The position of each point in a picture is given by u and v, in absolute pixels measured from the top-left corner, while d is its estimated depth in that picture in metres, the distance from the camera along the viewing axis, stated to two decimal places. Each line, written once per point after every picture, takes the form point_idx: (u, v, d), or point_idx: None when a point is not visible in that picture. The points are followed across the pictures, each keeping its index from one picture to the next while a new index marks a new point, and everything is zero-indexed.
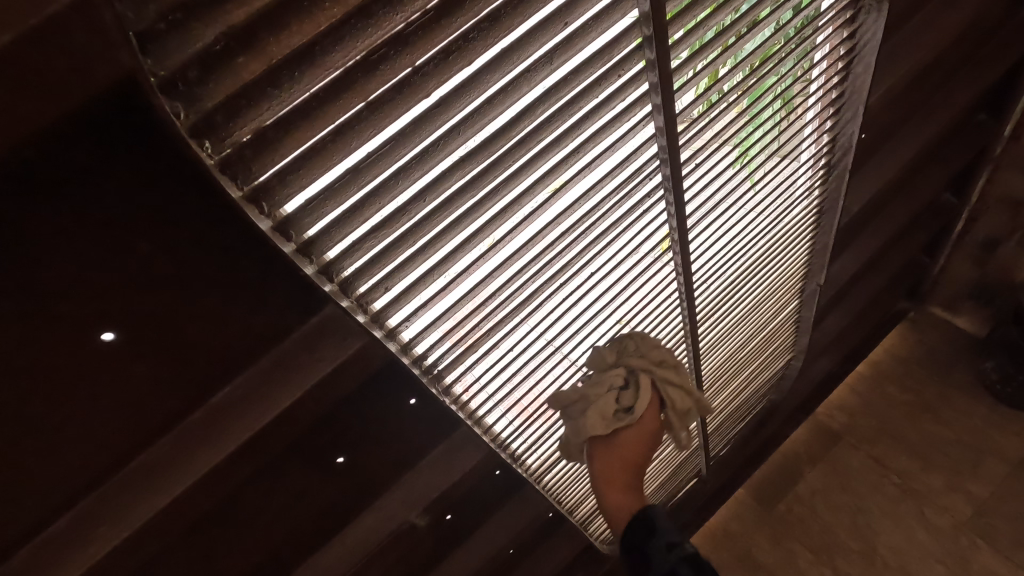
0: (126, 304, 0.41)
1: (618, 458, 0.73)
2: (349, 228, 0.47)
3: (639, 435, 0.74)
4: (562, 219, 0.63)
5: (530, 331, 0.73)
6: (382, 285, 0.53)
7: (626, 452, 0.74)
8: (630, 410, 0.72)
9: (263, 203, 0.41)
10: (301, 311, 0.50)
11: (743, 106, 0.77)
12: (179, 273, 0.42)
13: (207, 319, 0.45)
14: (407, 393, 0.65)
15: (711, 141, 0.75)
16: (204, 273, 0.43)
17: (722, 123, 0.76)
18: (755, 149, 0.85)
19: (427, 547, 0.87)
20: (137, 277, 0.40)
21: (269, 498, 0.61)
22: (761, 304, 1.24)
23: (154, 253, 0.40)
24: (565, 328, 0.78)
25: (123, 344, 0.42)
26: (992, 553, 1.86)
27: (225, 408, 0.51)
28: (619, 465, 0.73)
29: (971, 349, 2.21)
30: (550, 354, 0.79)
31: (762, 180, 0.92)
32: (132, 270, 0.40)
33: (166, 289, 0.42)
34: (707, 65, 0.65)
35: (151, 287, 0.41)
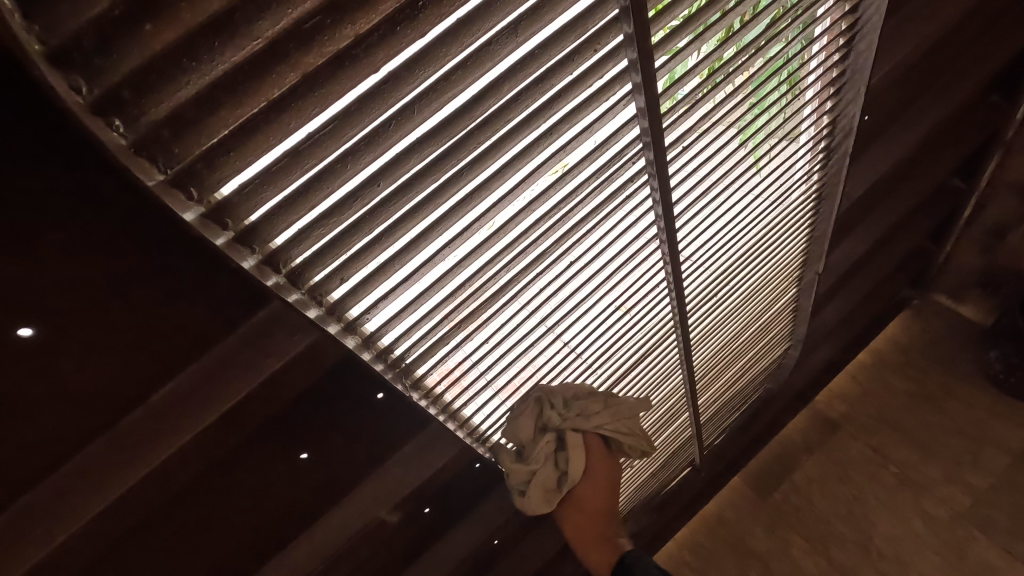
0: (37, 294, 0.38)
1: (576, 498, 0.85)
2: (294, 216, 0.44)
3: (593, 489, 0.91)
4: (537, 205, 0.59)
5: (521, 309, 0.70)
6: (336, 275, 0.50)
7: (590, 507, 0.94)
8: (568, 480, 0.84)
9: (191, 191, 0.38)
10: (248, 302, 0.47)
11: (750, 76, 0.72)
12: (96, 262, 0.39)
13: (134, 312, 0.42)
14: (374, 388, 0.62)
15: (709, 117, 0.71)
16: (126, 263, 0.40)
17: (717, 102, 0.71)
18: (746, 135, 0.81)
19: (405, 541, 0.85)
20: (47, 265, 0.37)
21: (225, 497, 0.58)
22: (756, 294, 1.20)
23: (64, 239, 0.37)
24: (549, 316, 0.74)
25: (38, 338, 0.39)
26: (989, 545, 1.83)
27: (166, 409, 0.47)
28: None
29: (976, 339, 2.17)
30: (545, 335, 0.77)
31: (759, 164, 0.88)
32: (39, 256, 0.37)
33: (83, 279, 0.39)
34: (699, 37, 0.61)
35: (64, 277, 0.38)
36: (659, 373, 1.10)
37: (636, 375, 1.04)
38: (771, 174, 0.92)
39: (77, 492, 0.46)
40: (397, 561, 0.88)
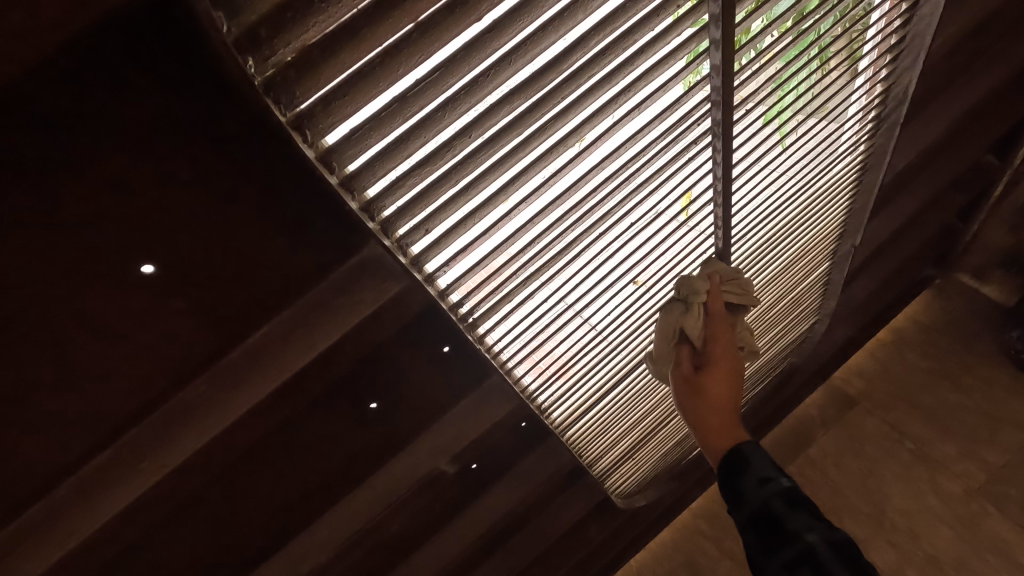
0: (166, 232, 0.40)
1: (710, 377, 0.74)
2: (392, 163, 0.45)
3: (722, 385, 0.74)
4: (606, 164, 0.60)
5: (561, 285, 0.71)
6: (422, 227, 0.51)
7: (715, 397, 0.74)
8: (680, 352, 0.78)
9: (307, 133, 0.39)
10: (342, 248, 0.49)
11: (788, 58, 0.72)
12: (218, 200, 0.41)
13: (245, 250, 0.44)
14: (441, 340, 0.64)
15: (756, 92, 0.72)
16: (241, 201, 0.42)
17: (746, 84, 0.71)
18: (770, 115, 0.80)
19: (454, 494, 0.88)
20: (175, 202, 0.39)
21: (305, 438, 0.61)
22: (793, 265, 1.21)
23: (192, 177, 0.39)
24: (574, 299, 0.75)
25: (163, 272, 0.42)
26: (1002, 520, 1.86)
27: (262, 348, 0.51)
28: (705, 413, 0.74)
29: (998, 319, 2.17)
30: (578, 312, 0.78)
31: (786, 141, 0.87)
32: (171, 193, 0.39)
33: (203, 217, 0.41)
34: (757, 8, 0.61)
35: (191, 214, 0.40)
36: None
37: None
38: (811, 148, 0.92)
39: (183, 424, 0.50)
40: (446, 511, 0.92)
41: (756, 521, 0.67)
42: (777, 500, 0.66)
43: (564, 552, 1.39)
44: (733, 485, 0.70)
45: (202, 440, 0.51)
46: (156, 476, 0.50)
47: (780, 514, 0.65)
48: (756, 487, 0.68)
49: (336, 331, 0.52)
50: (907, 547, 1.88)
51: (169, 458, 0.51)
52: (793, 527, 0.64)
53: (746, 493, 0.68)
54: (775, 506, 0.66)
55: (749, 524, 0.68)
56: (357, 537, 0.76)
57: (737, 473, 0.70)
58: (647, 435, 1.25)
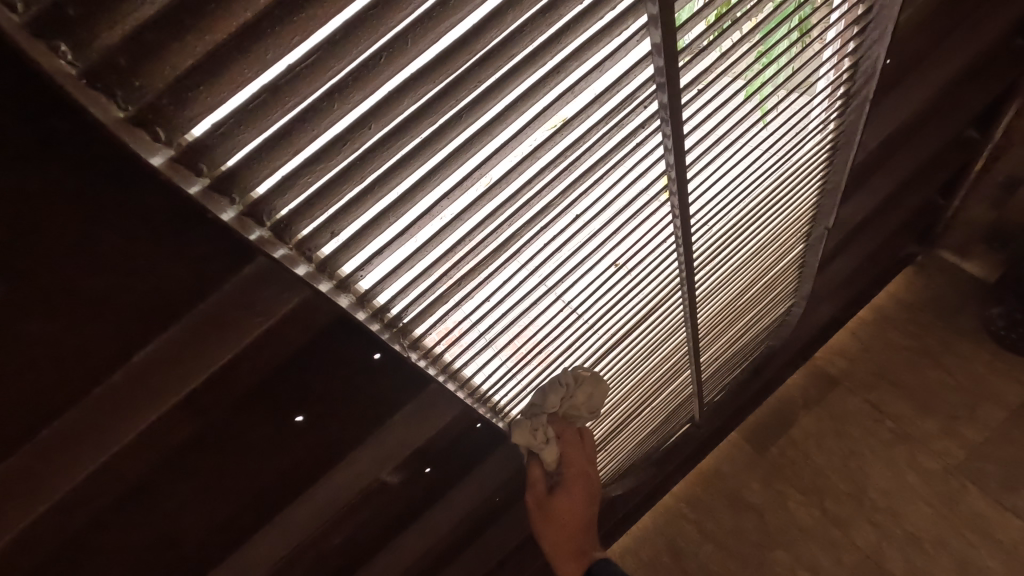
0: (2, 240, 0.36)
1: None
2: (278, 159, 0.40)
3: None
4: (542, 152, 0.55)
5: (521, 268, 0.66)
6: (327, 229, 0.46)
7: None
8: None
9: (158, 132, 0.34)
10: (228, 261, 0.44)
11: (759, 25, 0.67)
12: (62, 205, 0.36)
13: (108, 261, 0.40)
14: (370, 347, 0.59)
15: (712, 70, 0.66)
16: (91, 207, 0.37)
17: (726, 48, 0.67)
18: (751, 89, 0.76)
19: (407, 500, 0.84)
20: (8, 208, 0.35)
21: (220, 454, 0.57)
22: (763, 251, 1.16)
23: (24, 179, 0.35)
24: (549, 277, 0.71)
25: (7, 288, 0.37)
26: (980, 497, 1.87)
27: (146, 373, 0.46)
28: None
29: (979, 294, 2.15)
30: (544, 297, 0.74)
31: (766, 118, 0.84)
32: (2, 198, 0.35)
33: (49, 225, 0.37)
34: None
35: (31, 220, 0.36)
36: (664, 332, 1.07)
37: (637, 337, 1.01)
38: (781, 126, 0.88)
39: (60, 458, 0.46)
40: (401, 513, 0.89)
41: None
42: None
43: (537, 545, 1.37)
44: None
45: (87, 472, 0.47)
46: (35, 514, 0.47)
47: None
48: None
49: (237, 343, 0.48)
50: (886, 525, 1.89)
51: (47, 494, 0.47)
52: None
53: None
54: None
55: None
56: (299, 551, 0.73)
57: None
58: (617, 427, 1.23)
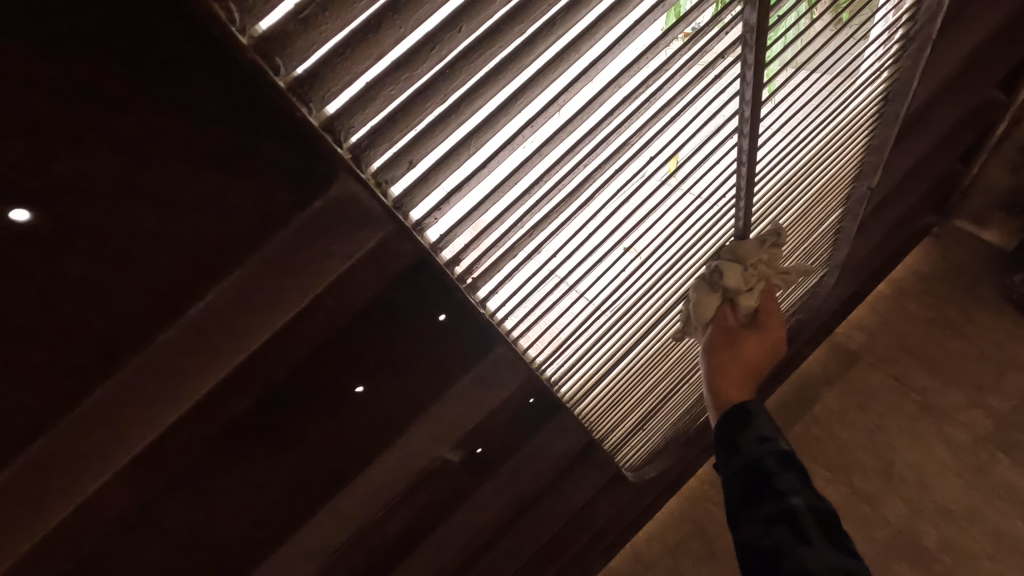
0: (53, 172, 0.31)
1: (750, 339, 0.76)
2: (360, 64, 0.34)
3: (757, 349, 0.76)
4: (623, 81, 0.49)
5: (539, 268, 0.60)
6: (404, 157, 0.39)
7: (748, 357, 0.75)
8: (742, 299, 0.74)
9: (234, 9, 0.28)
10: (306, 182, 0.39)
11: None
12: (130, 125, 0.31)
13: (180, 181, 0.35)
14: (435, 307, 0.53)
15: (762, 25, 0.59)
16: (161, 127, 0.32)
17: None
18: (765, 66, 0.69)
19: (458, 484, 0.79)
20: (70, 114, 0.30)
21: (271, 429, 0.51)
22: (809, 212, 1.11)
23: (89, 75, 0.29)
24: (563, 270, 0.65)
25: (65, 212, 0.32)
26: (1011, 466, 1.84)
27: (211, 320, 0.40)
28: (736, 367, 0.74)
29: (999, 263, 2.13)
30: (561, 298, 0.68)
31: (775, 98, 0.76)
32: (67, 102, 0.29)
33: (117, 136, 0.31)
34: None
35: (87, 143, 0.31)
36: None
37: None
38: (823, 83, 0.82)
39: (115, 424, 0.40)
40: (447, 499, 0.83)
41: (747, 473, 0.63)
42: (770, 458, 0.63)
43: (574, 532, 1.32)
44: (729, 440, 0.67)
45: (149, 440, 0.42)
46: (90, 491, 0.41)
47: (773, 471, 0.62)
48: (754, 447, 0.64)
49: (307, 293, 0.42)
50: (917, 500, 1.85)
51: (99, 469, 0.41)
52: (779, 487, 0.60)
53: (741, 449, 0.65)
54: (769, 464, 0.62)
55: (733, 478, 0.64)
56: (351, 540, 0.67)
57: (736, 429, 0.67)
58: (659, 404, 1.18)
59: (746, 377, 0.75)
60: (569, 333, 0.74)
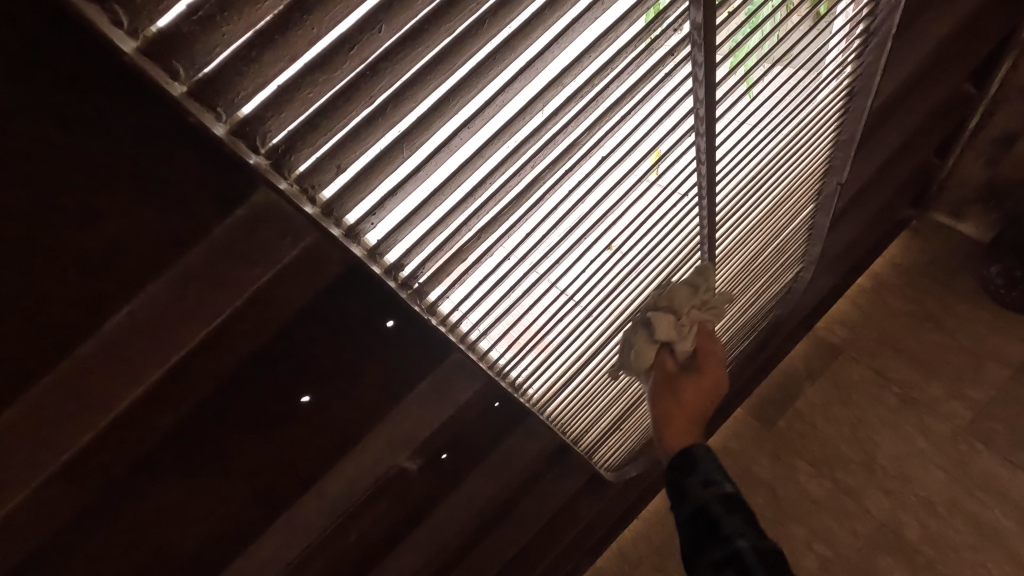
0: None
1: (688, 387, 0.82)
2: (272, 66, 0.33)
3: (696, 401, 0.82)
4: (567, 79, 0.49)
5: (506, 259, 0.60)
6: (331, 161, 0.39)
7: (687, 403, 0.81)
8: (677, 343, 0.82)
9: (118, 12, 0.27)
10: (227, 187, 0.38)
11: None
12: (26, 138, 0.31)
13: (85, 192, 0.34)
14: (381, 314, 0.52)
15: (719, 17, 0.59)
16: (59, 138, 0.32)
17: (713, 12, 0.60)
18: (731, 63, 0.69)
19: (423, 491, 0.78)
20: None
21: (213, 443, 0.49)
22: (778, 209, 1.11)
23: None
24: (537, 262, 0.64)
25: None
26: (990, 457, 1.85)
27: (129, 334, 0.39)
28: (679, 418, 0.79)
29: (976, 255, 2.15)
30: (536, 283, 0.67)
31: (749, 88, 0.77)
32: None
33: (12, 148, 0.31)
34: None
35: None
36: None
37: None
38: (785, 80, 0.82)
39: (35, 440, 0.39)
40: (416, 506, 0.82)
41: (696, 519, 0.71)
42: (715, 503, 0.70)
43: (554, 534, 1.31)
44: (680, 484, 0.74)
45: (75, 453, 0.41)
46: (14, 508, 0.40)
47: (721, 518, 0.69)
48: (700, 491, 0.71)
49: (233, 300, 0.42)
50: (899, 492, 1.86)
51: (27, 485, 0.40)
52: (727, 530, 0.68)
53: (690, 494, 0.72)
54: (713, 508, 0.70)
55: (689, 520, 0.71)
56: (309, 552, 0.66)
57: (685, 474, 0.73)
58: (633, 404, 1.17)
59: (691, 424, 0.79)
60: (531, 334, 0.73)
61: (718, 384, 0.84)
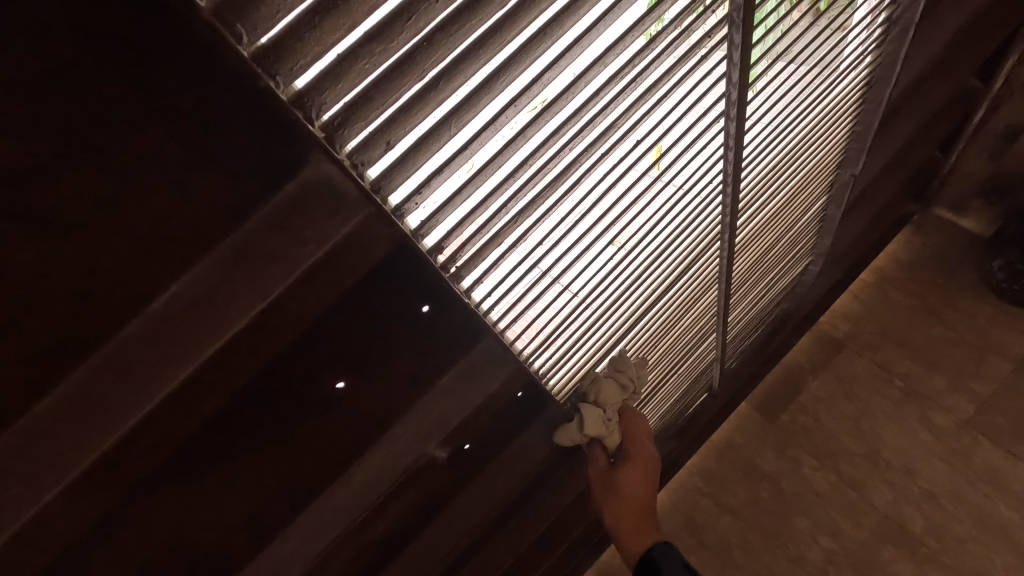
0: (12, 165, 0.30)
1: (627, 483, 1.00)
2: (331, 35, 0.33)
3: (637, 479, 1.01)
4: (610, 58, 0.48)
5: (524, 257, 0.59)
6: (382, 138, 0.38)
7: (631, 508, 1.02)
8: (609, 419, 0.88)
9: None
10: (285, 160, 0.37)
11: None
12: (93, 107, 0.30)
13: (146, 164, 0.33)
14: (417, 299, 0.52)
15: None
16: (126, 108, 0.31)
17: None
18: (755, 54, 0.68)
19: (445, 482, 0.77)
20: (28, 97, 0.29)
21: (247, 425, 0.48)
22: (794, 200, 1.11)
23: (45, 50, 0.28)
24: (550, 260, 0.63)
25: (19, 202, 0.31)
26: (993, 449, 1.87)
27: (176, 313, 0.39)
28: (630, 517, 1.02)
29: (977, 249, 2.16)
30: (549, 286, 0.66)
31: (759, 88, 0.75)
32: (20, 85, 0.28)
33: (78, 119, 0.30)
34: None
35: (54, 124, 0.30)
36: (697, 287, 1.01)
37: (676, 291, 0.95)
38: (810, 67, 0.81)
39: (82, 419, 0.39)
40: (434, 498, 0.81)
41: None
42: None
43: (564, 526, 1.31)
44: (650, 560, 0.99)
45: (123, 431, 0.41)
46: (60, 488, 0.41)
47: None
48: None
49: (283, 280, 0.42)
50: (903, 485, 1.87)
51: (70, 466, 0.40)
52: None
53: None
54: None
55: None
56: (334, 540, 0.65)
57: (654, 573, 0.98)
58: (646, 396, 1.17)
59: (641, 521, 1.02)
60: (554, 324, 0.72)
61: (647, 444, 1.03)
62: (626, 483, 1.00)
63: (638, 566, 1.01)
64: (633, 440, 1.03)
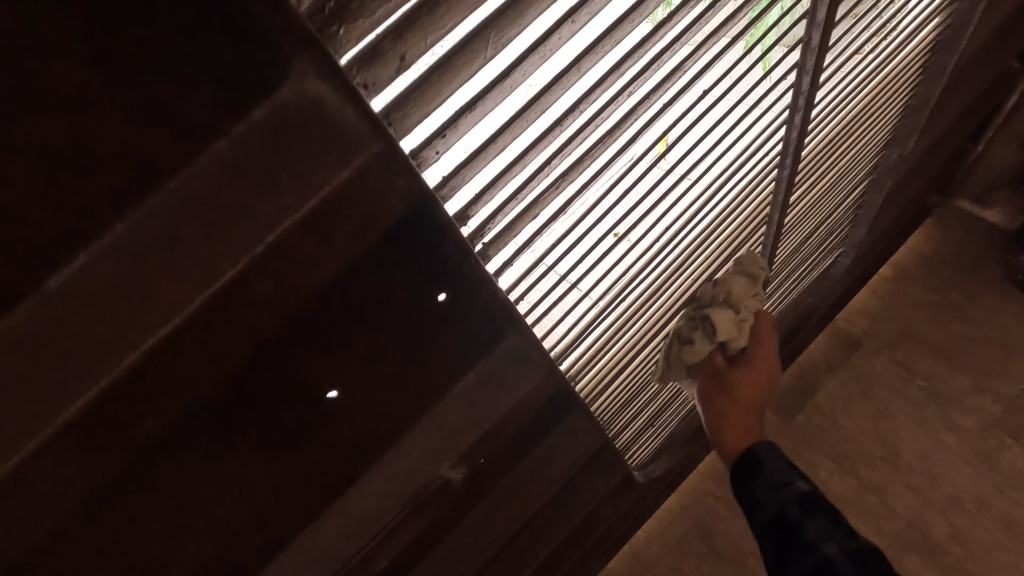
0: None
1: (742, 381, 0.86)
2: None
3: (751, 390, 0.87)
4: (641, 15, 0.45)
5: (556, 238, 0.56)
6: (397, 56, 0.36)
7: (742, 400, 0.87)
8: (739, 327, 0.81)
9: None
10: (264, 80, 0.33)
11: None
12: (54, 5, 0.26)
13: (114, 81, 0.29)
14: (434, 286, 0.51)
15: None
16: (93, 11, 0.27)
17: None
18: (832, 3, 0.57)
19: None
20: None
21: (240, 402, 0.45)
22: (841, 181, 1.00)
23: None
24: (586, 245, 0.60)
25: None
26: (1020, 453, 1.78)
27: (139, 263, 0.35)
28: (739, 417, 0.87)
29: (1002, 244, 2.06)
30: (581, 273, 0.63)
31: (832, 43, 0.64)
32: None
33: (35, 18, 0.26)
34: None
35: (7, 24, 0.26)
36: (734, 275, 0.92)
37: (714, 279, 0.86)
38: (882, 26, 0.70)
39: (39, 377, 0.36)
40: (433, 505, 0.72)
41: (773, 528, 0.76)
42: (794, 507, 0.75)
43: (576, 540, 1.20)
44: (750, 485, 0.81)
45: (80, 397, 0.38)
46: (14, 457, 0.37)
47: (799, 520, 0.74)
48: (772, 491, 0.78)
49: (269, 229, 0.39)
50: (925, 490, 1.78)
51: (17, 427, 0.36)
52: (811, 538, 0.71)
53: (764, 498, 0.78)
54: (793, 512, 0.75)
55: (763, 523, 0.78)
56: None
57: (752, 480, 0.80)
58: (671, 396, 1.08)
59: (750, 421, 0.87)
60: (585, 314, 0.69)
61: (770, 357, 0.87)
62: (741, 389, 0.86)
63: (735, 477, 0.83)
64: (757, 343, 0.87)
